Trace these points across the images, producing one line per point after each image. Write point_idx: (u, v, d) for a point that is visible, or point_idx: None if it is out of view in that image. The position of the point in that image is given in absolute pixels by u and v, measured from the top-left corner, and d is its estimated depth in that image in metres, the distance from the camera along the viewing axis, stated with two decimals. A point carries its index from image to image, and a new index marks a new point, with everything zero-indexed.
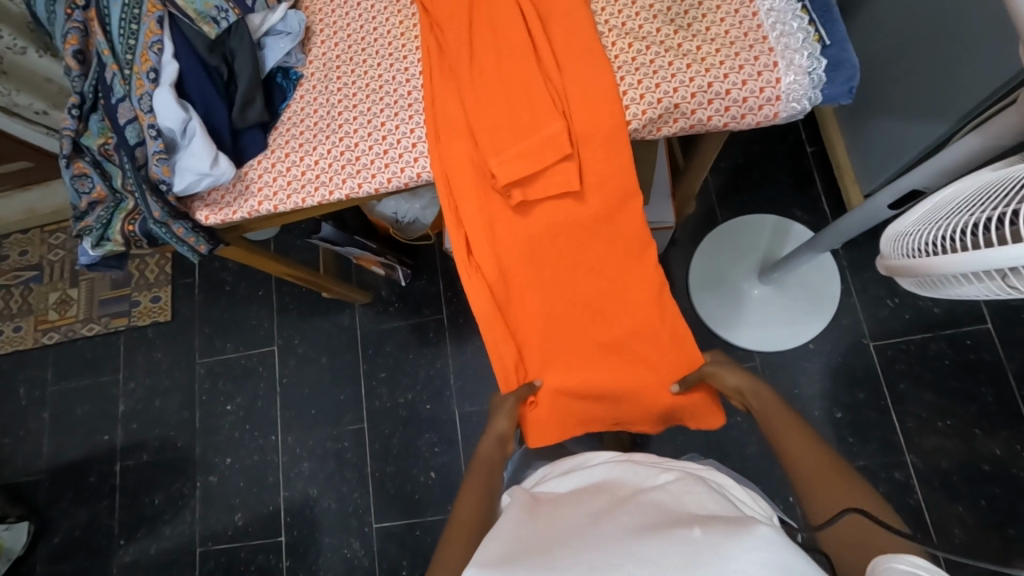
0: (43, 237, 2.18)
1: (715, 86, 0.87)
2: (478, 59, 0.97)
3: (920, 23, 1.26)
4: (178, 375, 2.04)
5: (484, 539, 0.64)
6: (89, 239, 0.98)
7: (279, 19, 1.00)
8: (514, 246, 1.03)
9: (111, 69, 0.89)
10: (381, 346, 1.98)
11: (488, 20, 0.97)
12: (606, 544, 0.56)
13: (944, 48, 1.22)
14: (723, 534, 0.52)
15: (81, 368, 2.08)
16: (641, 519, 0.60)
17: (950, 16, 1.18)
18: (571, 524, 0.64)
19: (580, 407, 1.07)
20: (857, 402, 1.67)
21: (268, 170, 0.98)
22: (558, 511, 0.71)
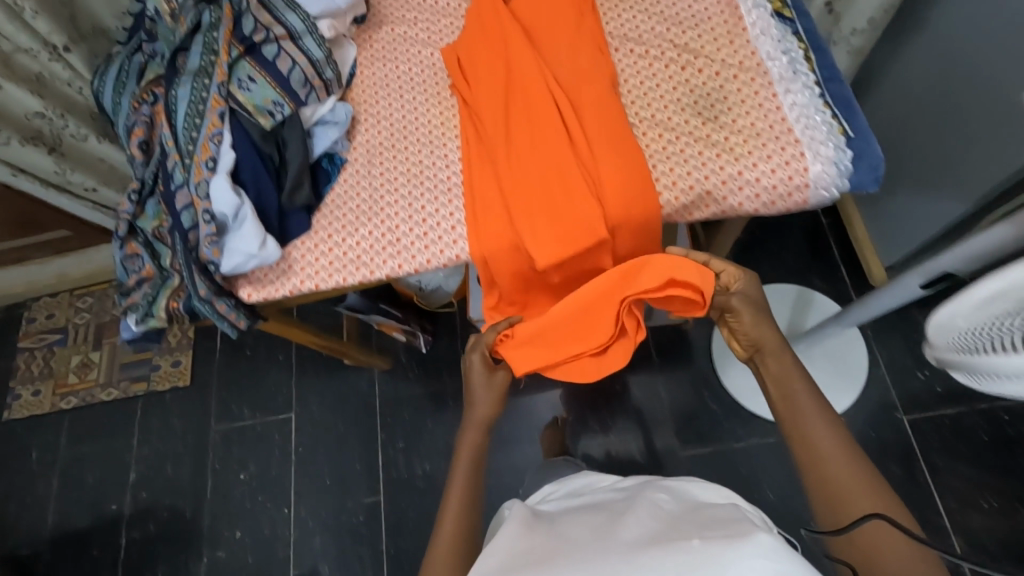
0: (71, 300, 2.22)
1: (745, 175, 0.92)
2: (513, 144, 1.01)
3: (931, 109, 1.31)
4: (192, 442, 2.00)
5: (485, 553, 0.77)
6: (135, 315, 1.01)
7: (329, 110, 1.07)
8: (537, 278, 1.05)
9: (174, 158, 0.95)
10: (399, 414, 1.94)
11: (522, 110, 1.01)
12: (614, 554, 0.66)
13: (956, 132, 1.27)
14: (718, 542, 0.61)
15: (96, 433, 2.05)
16: (645, 533, 0.71)
17: (960, 104, 1.24)
18: (577, 537, 0.77)
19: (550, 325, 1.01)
20: (898, 478, 1.60)
21: (311, 250, 1.02)
22: (557, 525, 0.85)
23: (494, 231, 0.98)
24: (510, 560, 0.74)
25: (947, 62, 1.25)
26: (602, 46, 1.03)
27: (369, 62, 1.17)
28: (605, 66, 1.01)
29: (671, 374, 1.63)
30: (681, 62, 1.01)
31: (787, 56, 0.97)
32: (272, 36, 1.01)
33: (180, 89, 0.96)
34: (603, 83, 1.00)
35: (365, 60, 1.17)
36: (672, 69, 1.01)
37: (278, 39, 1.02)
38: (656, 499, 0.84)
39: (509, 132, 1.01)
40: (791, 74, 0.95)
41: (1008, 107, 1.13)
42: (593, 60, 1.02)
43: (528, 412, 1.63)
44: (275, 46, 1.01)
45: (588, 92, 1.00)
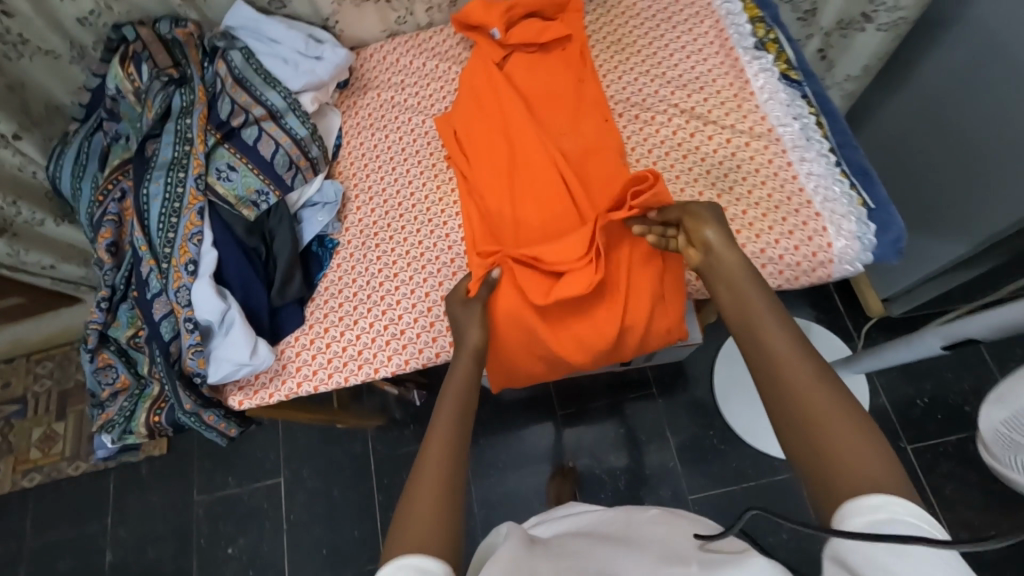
0: (29, 366, 2.01)
1: (768, 252, 0.88)
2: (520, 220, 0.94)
3: (932, 148, 1.30)
4: (174, 517, 1.81)
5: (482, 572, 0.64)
6: (111, 434, 0.90)
7: (316, 191, 0.99)
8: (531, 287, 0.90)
9: (148, 264, 0.86)
10: (398, 474, 1.81)
11: (529, 183, 0.96)
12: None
13: (962, 171, 1.25)
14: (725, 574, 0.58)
15: (64, 512, 1.84)
16: (642, 557, 0.66)
17: (960, 146, 1.24)
18: (578, 558, 0.67)
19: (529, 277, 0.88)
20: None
21: (306, 347, 0.93)
22: (553, 547, 0.73)
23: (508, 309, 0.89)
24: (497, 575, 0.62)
25: (944, 105, 1.24)
26: (607, 114, 0.99)
27: (356, 131, 1.09)
28: (612, 137, 0.97)
29: (678, 414, 1.50)
30: (689, 129, 0.98)
31: (799, 122, 0.94)
32: (251, 118, 0.94)
33: (153, 186, 0.88)
34: (611, 155, 0.96)
35: (350, 129, 1.09)
36: (681, 137, 0.97)
37: (258, 121, 0.94)
38: (648, 518, 0.78)
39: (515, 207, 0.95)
40: (804, 141, 0.93)
41: (1011, 155, 1.14)
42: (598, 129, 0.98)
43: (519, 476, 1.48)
44: (255, 130, 0.94)
45: (594, 165, 0.96)
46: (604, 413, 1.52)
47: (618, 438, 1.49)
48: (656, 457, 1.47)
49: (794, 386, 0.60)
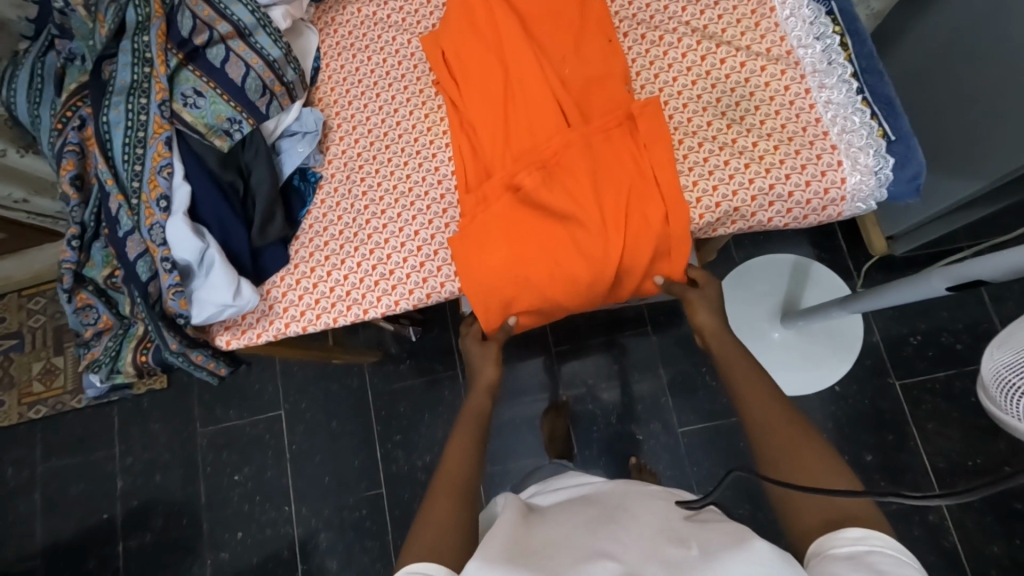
0: (22, 302, 1.98)
1: (778, 188, 0.82)
2: (511, 156, 0.89)
3: (962, 69, 1.19)
4: (179, 447, 1.86)
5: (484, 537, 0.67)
6: (98, 374, 0.88)
7: (294, 119, 0.92)
8: (522, 233, 0.85)
9: (117, 200, 0.80)
10: (394, 408, 1.84)
11: (524, 115, 0.89)
12: (614, 557, 0.60)
13: (982, 107, 1.17)
14: (723, 554, 0.57)
15: (73, 443, 1.89)
16: (638, 532, 0.65)
17: (985, 78, 1.15)
18: (576, 529, 0.68)
19: (523, 218, 0.85)
20: (880, 447, 1.61)
21: (292, 287, 0.90)
22: (551, 516, 0.75)
23: (501, 258, 0.85)
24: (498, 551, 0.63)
25: (975, 31, 1.14)
26: (609, 32, 0.91)
27: (335, 53, 0.99)
28: (615, 61, 0.90)
29: (670, 350, 1.56)
30: (700, 51, 0.89)
31: (821, 43, 0.85)
32: (216, 36, 0.86)
33: (112, 113, 0.80)
34: (614, 83, 0.89)
35: (329, 49, 1.00)
36: (691, 60, 0.89)
37: (225, 39, 0.86)
38: (643, 492, 0.77)
39: (508, 140, 0.90)
40: (825, 65, 0.85)
41: None
42: (601, 50, 0.91)
43: (519, 406, 1.56)
44: (222, 49, 0.86)
45: (596, 94, 0.90)
46: (603, 351, 1.58)
47: (616, 378, 1.56)
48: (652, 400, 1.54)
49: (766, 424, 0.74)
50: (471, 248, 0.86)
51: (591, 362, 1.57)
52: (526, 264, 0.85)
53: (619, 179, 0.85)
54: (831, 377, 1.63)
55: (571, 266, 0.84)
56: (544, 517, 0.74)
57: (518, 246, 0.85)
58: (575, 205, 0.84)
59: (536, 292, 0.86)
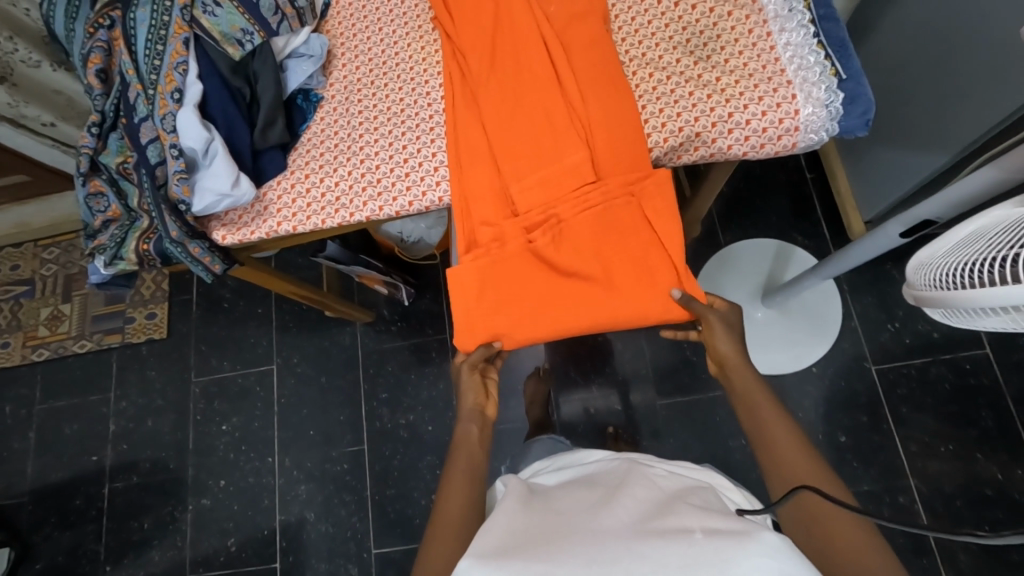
0: (37, 251, 2.07)
1: (736, 117, 0.89)
2: (511, 166, 0.95)
3: (927, 44, 1.28)
4: (172, 393, 1.92)
5: (480, 532, 0.70)
6: (102, 257, 0.96)
7: (302, 42, 1.00)
8: (518, 266, 0.93)
9: (135, 88, 0.89)
10: (382, 366, 1.88)
11: (517, 75, 0.97)
12: (612, 536, 0.64)
13: (948, 79, 1.24)
14: (724, 542, 0.59)
15: (73, 387, 1.95)
16: (637, 515, 0.69)
17: (951, 51, 1.22)
18: (576, 514, 0.72)
19: (521, 256, 0.94)
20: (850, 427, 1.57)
21: (287, 191, 0.98)
22: (553, 501, 0.79)
23: (498, 291, 0.93)
24: (499, 542, 0.67)
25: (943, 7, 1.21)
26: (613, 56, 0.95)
27: None
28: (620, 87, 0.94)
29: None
30: None
31: None
32: None
33: (139, 13, 0.90)
34: (593, 22, 0.97)
35: None
36: (665, 6, 0.97)
37: None
38: (647, 476, 0.81)
39: (508, 159, 0.95)
40: (786, 12, 0.92)
41: (996, 42, 1.11)
42: (605, 77, 0.94)
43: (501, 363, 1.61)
44: None
45: (577, 34, 0.97)
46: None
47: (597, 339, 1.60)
48: (636, 366, 1.59)
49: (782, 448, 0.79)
50: (473, 280, 0.94)
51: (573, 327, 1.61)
52: (522, 299, 0.92)
53: (615, 223, 0.92)
54: (801, 361, 1.64)
55: (568, 306, 0.91)
56: (548, 501, 0.79)
57: (517, 280, 0.93)
58: (571, 246, 0.92)
59: (530, 329, 0.91)
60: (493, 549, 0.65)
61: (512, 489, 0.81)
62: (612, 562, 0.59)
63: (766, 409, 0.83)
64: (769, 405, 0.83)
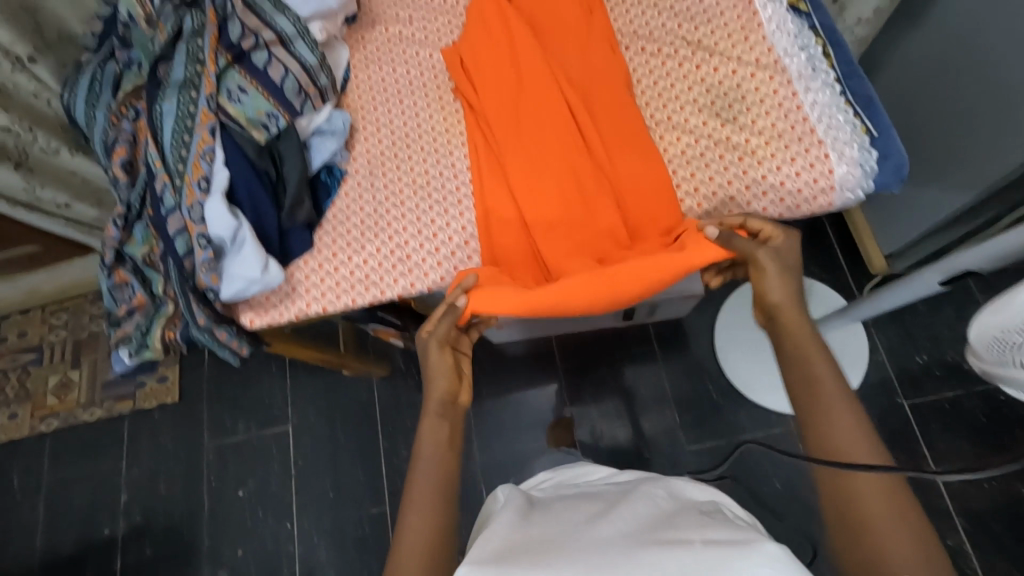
0: (46, 317, 2.02)
1: (770, 179, 0.89)
2: (535, 220, 0.94)
3: (942, 85, 1.29)
4: (186, 457, 1.86)
5: (476, 543, 0.64)
6: (127, 348, 0.93)
7: (324, 119, 1.00)
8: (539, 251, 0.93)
9: (163, 180, 0.88)
10: (400, 421, 1.84)
11: (537, 132, 0.97)
12: (611, 543, 0.59)
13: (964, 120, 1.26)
14: (728, 550, 0.52)
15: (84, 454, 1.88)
16: (636, 527, 0.62)
17: (978, 85, 1.20)
18: (573, 527, 0.66)
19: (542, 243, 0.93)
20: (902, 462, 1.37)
21: (315, 271, 0.96)
22: (552, 514, 0.73)
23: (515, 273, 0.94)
24: (491, 551, 0.61)
25: (964, 43, 1.19)
26: (634, 109, 0.96)
27: (364, 66, 1.10)
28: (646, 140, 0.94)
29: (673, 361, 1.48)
30: (694, 60, 0.97)
31: (805, 52, 0.94)
32: (261, 41, 0.94)
33: (165, 104, 0.89)
34: (617, 87, 0.97)
35: (358, 62, 1.10)
36: (687, 68, 0.97)
37: (268, 45, 0.95)
38: (654, 495, 0.72)
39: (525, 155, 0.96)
40: (810, 71, 0.92)
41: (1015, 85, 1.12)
42: (634, 134, 0.95)
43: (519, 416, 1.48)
44: (265, 53, 0.94)
45: (600, 99, 0.97)
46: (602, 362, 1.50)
47: (614, 379, 1.49)
48: (655, 412, 1.45)
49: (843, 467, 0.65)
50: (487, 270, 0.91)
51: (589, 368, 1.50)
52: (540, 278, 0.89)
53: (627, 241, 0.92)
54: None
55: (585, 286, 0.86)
56: (548, 511, 0.74)
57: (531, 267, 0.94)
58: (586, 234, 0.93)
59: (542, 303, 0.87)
60: (489, 558, 0.60)
61: (508, 508, 0.75)
62: (607, 564, 0.54)
63: (828, 383, 0.70)
64: (829, 374, 0.70)
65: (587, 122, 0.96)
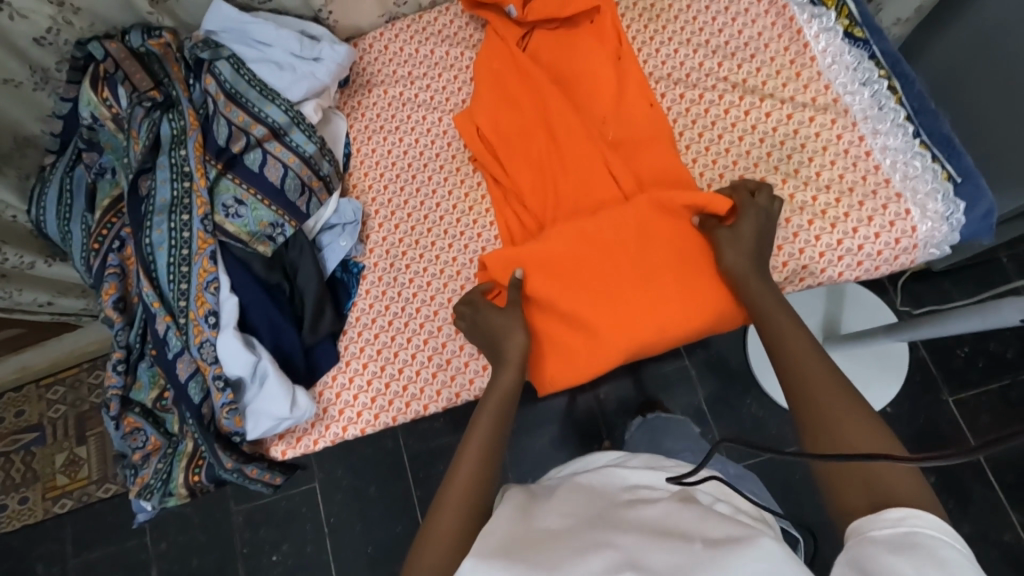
0: (40, 391, 1.51)
1: (846, 243, 0.79)
2: (570, 203, 0.84)
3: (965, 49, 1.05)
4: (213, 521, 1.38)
5: (479, 537, 0.57)
6: (150, 500, 0.82)
7: (333, 212, 0.89)
8: (562, 214, 0.84)
9: (164, 321, 0.77)
10: (435, 468, 1.36)
11: (574, 187, 0.85)
12: (616, 543, 0.51)
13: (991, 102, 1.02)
14: (726, 548, 0.47)
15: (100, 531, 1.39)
16: (653, 517, 0.55)
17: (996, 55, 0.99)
18: (581, 518, 0.57)
19: (577, 209, 0.84)
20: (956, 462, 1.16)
21: (346, 387, 0.85)
22: (558, 499, 0.63)
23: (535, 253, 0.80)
24: (499, 546, 0.54)
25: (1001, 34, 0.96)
26: (669, 143, 0.86)
27: (364, 137, 0.97)
28: (679, 170, 0.84)
29: (709, 376, 1.26)
30: (741, 106, 0.86)
31: (869, 88, 0.83)
32: (253, 140, 0.82)
33: (155, 234, 0.78)
34: (662, 148, 0.85)
35: (359, 133, 0.97)
36: (734, 115, 0.86)
37: (261, 142, 0.83)
38: (655, 489, 0.63)
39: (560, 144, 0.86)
40: (876, 110, 0.82)
41: None
42: (660, 161, 0.85)
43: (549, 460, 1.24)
44: (259, 152, 0.82)
45: (646, 164, 0.85)
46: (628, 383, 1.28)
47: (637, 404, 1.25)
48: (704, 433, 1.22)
49: (823, 402, 0.62)
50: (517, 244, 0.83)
51: (614, 390, 1.27)
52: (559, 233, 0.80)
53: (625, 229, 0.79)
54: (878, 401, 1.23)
55: (601, 240, 0.80)
56: (552, 497, 0.64)
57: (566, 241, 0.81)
58: (606, 195, 0.84)
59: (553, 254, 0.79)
60: (496, 557, 0.52)
61: (512, 495, 0.65)
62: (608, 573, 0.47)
63: (779, 316, 0.70)
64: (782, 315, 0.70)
65: (622, 168, 0.85)
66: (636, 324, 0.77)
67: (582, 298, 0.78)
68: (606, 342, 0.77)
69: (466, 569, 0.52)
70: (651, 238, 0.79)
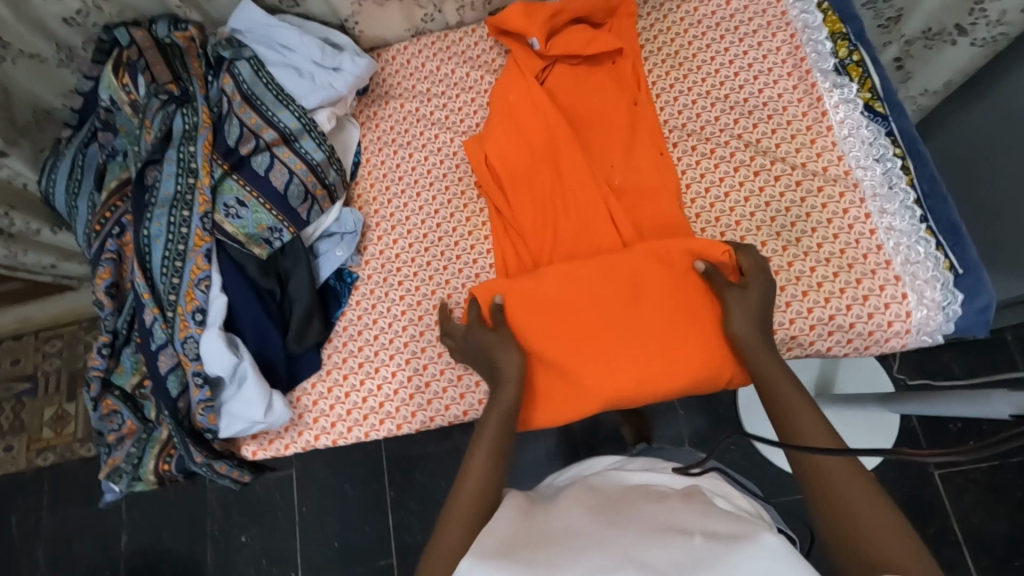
0: (37, 343, 1.48)
1: (838, 319, 0.78)
2: (567, 245, 0.85)
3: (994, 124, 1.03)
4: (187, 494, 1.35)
5: (481, 532, 0.57)
6: (118, 484, 0.82)
7: (334, 221, 0.89)
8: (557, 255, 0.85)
9: (152, 312, 0.78)
10: (410, 471, 1.33)
11: (573, 228, 0.85)
12: (617, 538, 0.51)
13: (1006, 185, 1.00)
14: (725, 543, 0.48)
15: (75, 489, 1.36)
16: (654, 512, 0.56)
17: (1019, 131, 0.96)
18: (583, 514, 0.58)
19: (572, 251, 0.85)
20: (938, 537, 1.13)
21: (323, 396, 0.86)
22: (561, 500, 0.64)
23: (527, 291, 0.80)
24: (502, 541, 0.54)
25: None
26: (672, 192, 0.86)
27: (376, 148, 0.98)
28: (678, 221, 0.84)
29: (696, 418, 1.23)
30: (752, 166, 0.86)
31: (882, 165, 0.82)
32: (262, 143, 0.83)
33: (153, 226, 0.79)
34: (666, 199, 0.86)
35: (371, 144, 0.98)
36: (743, 174, 0.86)
37: (270, 146, 0.83)
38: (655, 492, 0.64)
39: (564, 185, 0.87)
40: (887, 189, 0.81)
41: None
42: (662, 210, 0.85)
43: (525, 479, 1.22)
44: (267, 156, 0.83)
45: (647, 214, 0.86)
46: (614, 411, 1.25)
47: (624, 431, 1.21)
48: None
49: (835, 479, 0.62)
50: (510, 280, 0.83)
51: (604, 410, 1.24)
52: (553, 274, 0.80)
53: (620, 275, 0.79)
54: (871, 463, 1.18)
55: (594, 286, 0.79)
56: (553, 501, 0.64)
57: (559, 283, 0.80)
58: (603, 241, 0.84)
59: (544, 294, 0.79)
60: (499, 552, 0.52)
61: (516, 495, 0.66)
62: (609, 567, 0.47)
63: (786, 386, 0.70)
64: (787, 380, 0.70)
65: (623, 214, 0.85)
66: (622, 376, 0.77)
67: (566, 343, 0.78)
68: (586, 391, 0.77)
69: (466, 564, 0.51)
70: (648, 286, 0.79)
